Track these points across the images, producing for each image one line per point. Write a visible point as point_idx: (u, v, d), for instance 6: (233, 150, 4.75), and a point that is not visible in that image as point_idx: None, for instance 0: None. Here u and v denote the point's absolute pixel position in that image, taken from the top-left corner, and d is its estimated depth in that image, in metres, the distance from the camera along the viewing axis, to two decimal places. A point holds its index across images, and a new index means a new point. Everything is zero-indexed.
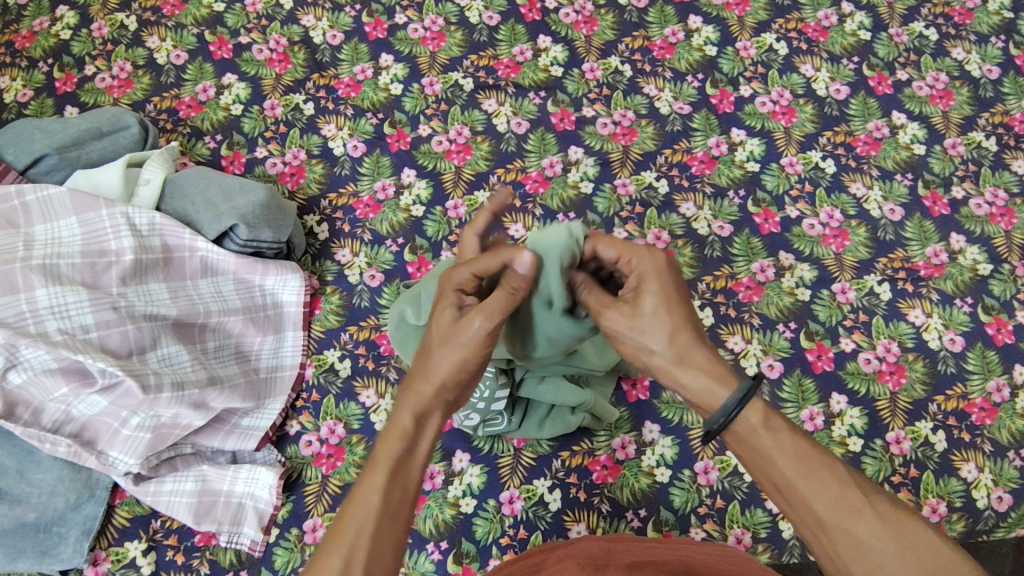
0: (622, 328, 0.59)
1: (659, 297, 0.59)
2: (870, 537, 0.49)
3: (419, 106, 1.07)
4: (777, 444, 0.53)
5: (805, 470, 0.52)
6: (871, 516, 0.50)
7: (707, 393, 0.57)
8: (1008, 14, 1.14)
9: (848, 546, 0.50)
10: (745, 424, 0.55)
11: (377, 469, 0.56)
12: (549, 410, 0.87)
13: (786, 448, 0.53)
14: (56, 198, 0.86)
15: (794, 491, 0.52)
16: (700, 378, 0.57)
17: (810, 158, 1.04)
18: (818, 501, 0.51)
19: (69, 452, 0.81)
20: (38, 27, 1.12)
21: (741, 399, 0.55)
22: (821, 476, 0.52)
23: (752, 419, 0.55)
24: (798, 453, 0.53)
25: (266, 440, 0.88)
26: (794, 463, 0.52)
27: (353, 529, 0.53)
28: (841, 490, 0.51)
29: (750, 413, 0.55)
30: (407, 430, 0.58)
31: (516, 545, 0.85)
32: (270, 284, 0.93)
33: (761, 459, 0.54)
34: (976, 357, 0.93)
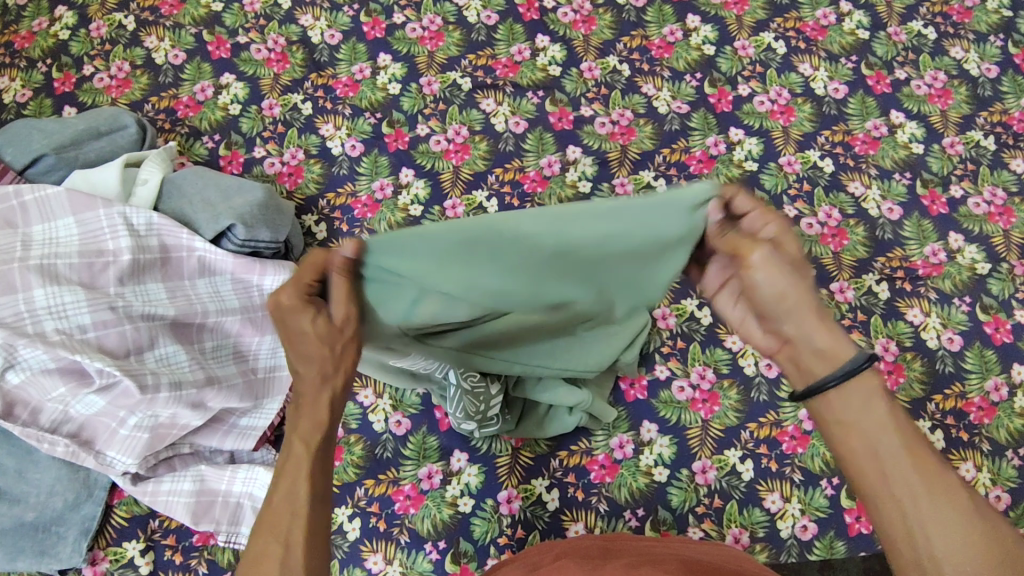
0: (775, 281, 0.54)
1: (795, 252, 0.55)
2: (962, 527, 0.48)
3: (417, 106, 1.07)
4: (879, 424, 0.52)
5: (907, 449, 0.51)
6: (965, 508, 0.48)
7: (836, 346, 0.54)
8: (1007, 12, 1.14)
9: (940, 531, 0.48)
10: (853, 394, 0.53)
11: (297, 458, 0.55)
12: (545, 412, 0.88)
13: (893, 423, 0.52)
14: (54, 198, 0.86)
15: (894, 469, 0.50)
16: (834, 332, 0.55)
17: (808, 157, 1.04)
18: (918, 482, 0.49)
19: (67, 452, 0.82)
20: (38, 27, 1.12)
21: (863, 368, 0.53)
22: (920, 462, 0.50)
23: (862, 391, 0.53)
24: (904, 433, 0.51)
25: (263, 440, 0.90)
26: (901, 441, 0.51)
27: (286, 519, 0.53)
28: (936, 479, 0.49)
29: (861, 384, 0.53)
30: (321, 418, 0.56)
31: (514, 544, 0.85)
32: (268, 284, 0.91)
33: (862, 429, 0.52)
34: (974, 356, 0.93)
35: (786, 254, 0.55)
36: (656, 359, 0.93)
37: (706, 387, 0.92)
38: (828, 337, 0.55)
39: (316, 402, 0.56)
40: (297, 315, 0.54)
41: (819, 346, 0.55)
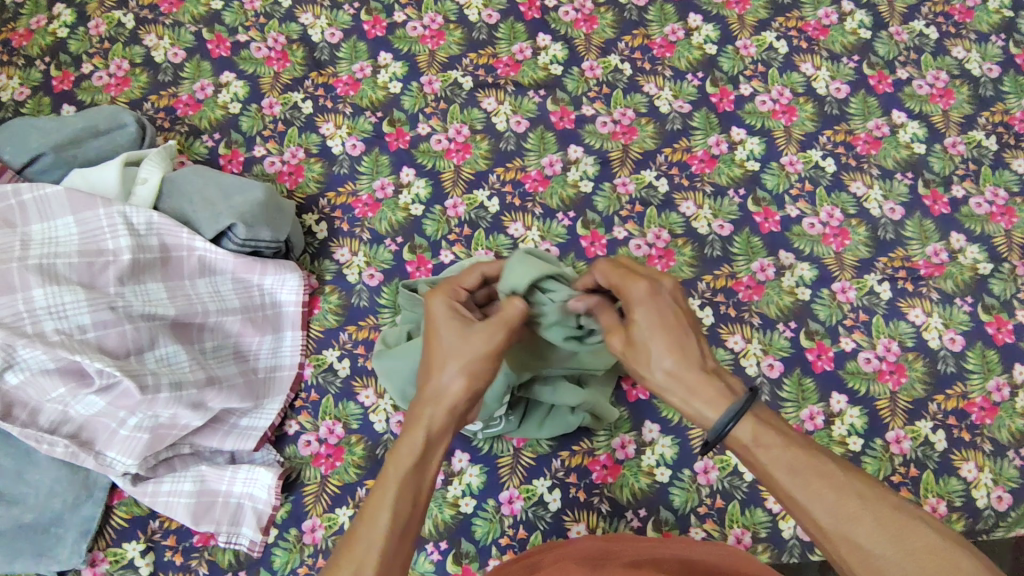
0: (622, 355, 0.64)
1: (649, 323, 0.61)
2: (870, 545, 0.48)
3: (418, 105, 1.06)
4: (773, 458, 0.53)
5: (799, 480, 0.52)
6: (872, 524, 0.49)
7: (698, 414, 0.58)
8: (1009, 13, 1.14)
9: (851, 556, 0.49)
10: (738, 440, 0.55)
11: (388, 479, 0.57)
12: (549, 410, 0.87)
13: (782, 459, 0.53)
14: (53, 197, 0.85)
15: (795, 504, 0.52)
16: (692, 401, 0.58)
17: (810, 157, 1.04)
18: (818, 512, 0.50)
19: (67, 452, 0.80)
20: (36, 25, 1.11)
21: (731, 419, 0.55)
22: (818, 485, 0.51)
23: (743, 437, 0.55)
24: (793, 461, 0.53)
25: (265, 440, 0.88)
26: (792, 475, 0.52)
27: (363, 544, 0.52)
28: (839, 497, 0.50)
29: (742, 428, 0.55)
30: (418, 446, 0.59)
31: (516, 545, 0.85)
32: (268, 283, 0.92)
33: (759, 471, 0.54)
34: (976, 356, 0.93)
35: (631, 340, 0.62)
36: None
37: None
38: (689, 404, 0.59)
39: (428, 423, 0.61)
40: (445, 319, 0.66)
41: (692, 411, 0.59)
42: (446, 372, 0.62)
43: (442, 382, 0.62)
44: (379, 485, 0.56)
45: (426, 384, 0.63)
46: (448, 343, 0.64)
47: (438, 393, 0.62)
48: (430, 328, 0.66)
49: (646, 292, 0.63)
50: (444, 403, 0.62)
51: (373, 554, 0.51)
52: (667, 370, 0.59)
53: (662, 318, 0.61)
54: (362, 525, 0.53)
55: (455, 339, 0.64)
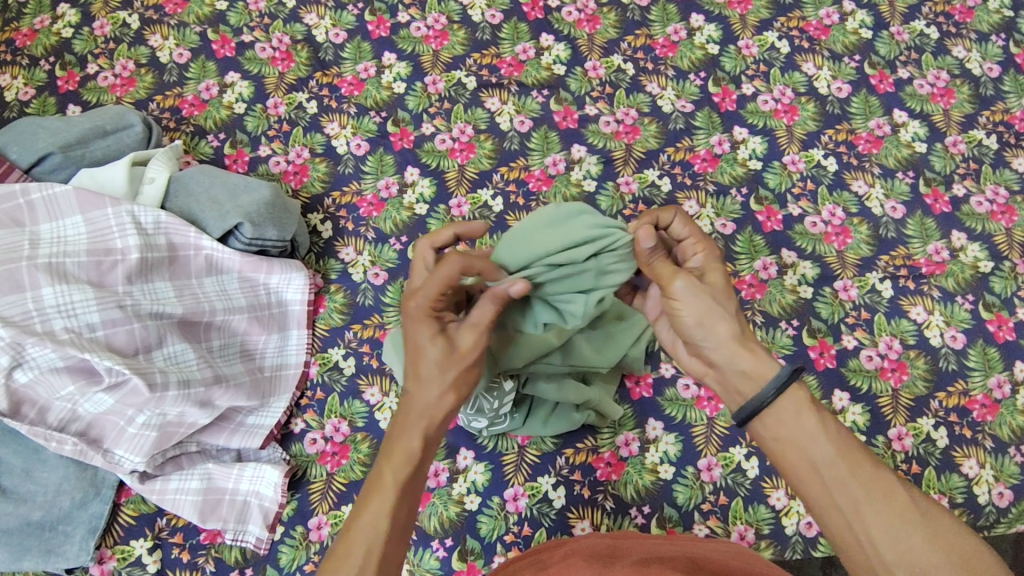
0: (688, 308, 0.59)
1: (725, 281, 0.61)
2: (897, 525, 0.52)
3: (422, 105, 1.07)
4: (817, 431, 0.55)
5: (838, 456, 0.54)
6: (900, 506, 0.52)
7: (760, 369, 0.57)
8: (1008, 12, 1.14)
9: (882, 535, 0.52)
10: (784, 409, 0.56)
11: (385, 484, 0.59)
12: (552, 410, 0.87)
13: (825, 433, 0.55)
14: (61, 196, 0.86)
15: (831, 479, 0.54)
16: (757, 356, 0.58)
17: (812, 156, 1.05)
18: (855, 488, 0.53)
19: (75, 450, 0.81)
20: (40, 25, 1.12)
21: (789, 380, 0.56)
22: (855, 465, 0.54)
23: (787, 408, 0.56)
24: (832, 439, 0.55)
25: (271, 438, 0.88)
26: (836, 452, 0.54)
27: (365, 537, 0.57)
28: (873, 477, 0.53)
29: (790, 398, 0.57)
30: (412, 449, 0.60)
31: (520, 542, 0.86)
32: (274, 282, 0.93)
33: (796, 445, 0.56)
34: (976, 353, 0.94)
35: (709, 289, 0.59)
36: (661, 357, 0.94)
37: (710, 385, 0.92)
38: (752, 361, 0.58)
39: (406, 437, 0.60)
40: (421, 329, 0.61)
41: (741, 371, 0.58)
42: (426, 386, 0.60)
43: (419, 395, 0.60)
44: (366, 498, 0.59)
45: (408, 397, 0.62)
46: (432, 363, 0.60)
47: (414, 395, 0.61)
48: (415, 338, 0.62)
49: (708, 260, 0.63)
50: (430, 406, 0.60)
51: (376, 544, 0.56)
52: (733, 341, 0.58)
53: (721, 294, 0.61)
54: (341, 550, 0.57)
55: (432, 355, 0.60)
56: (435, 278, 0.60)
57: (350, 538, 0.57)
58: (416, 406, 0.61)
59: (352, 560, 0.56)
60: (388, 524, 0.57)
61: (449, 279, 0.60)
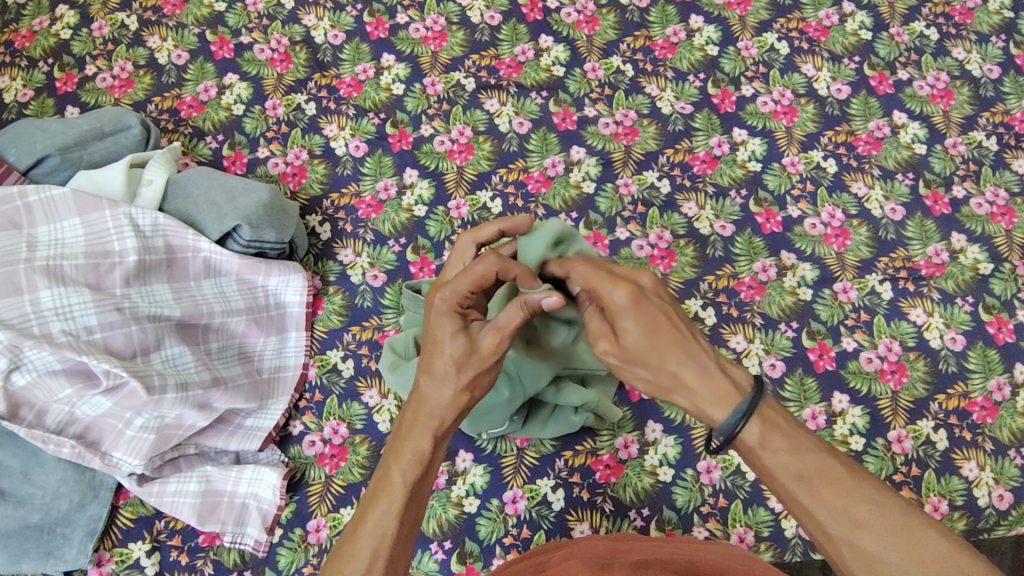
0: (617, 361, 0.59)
1: (641, 333, 0.55)
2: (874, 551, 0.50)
3: (421, 107, 1.07)
4: (779, 464, 0.53)
5: (807, 487, 0.52)
6: (876, 531, 0.50)
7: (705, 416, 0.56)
8: (1008, 13, 1.14)
9: (857, 560, 0.51)
10: (745, 445, 0.55)
11: (394, 484, 0.58)
12: (551, 412, 0.86)
13: (789, 467, 0.53)
14: (59, 198, 0.85)
15: (803, 510, 0.53)
16: (699, 402, 0.56)
17: (812, 158, 1.04)
18: (825, 517, 0.51)
19: (73, 453, 0.81)
20: (39, 26, 1.12)
21: (744, 416, 0.54)
22: (823, 493, 0.52)
23: (751, 441, 0.54)
24: (801, 469, 0.53)
25: (269, 440, 0.88)
26: (800, 484, 0.52)
27: (373, 536, 0.56)
28: (845, 504, 0.51)
29: (748, 434, 0.54)
30: (424, 449, 0.59)
31: (519, 544, 0.86)
32: (273, 284, 0.93)
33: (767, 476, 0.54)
34: (976, 356, 0.94)
35: (623, 349, 0.56)
36: None
37: None
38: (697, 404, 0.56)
39: (416, 437, 0.60)
40: (444, 324, 0.60)
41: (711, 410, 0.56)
42: (443, 389, 0.60)
43: (434, 395, 0.60)
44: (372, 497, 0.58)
45: (421, 397, 0.61)
46: (450, 363, 0.59)
47: (427, 395, 0.60)
48: (434, 334, 0.60)
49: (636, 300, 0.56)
50: (444, 407, 0.60)
51: (384, 545, 0.56)
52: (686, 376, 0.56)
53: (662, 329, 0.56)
54: (346, 552, 0.56)
55: (454, 351, 0.59)
56: (474, 271, 0.61)
57: (359, 536, 0.56)
58: (432, 405, 0.60)
59: (357, 561, 0.55)
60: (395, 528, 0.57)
61: (484, 277, 0.61)
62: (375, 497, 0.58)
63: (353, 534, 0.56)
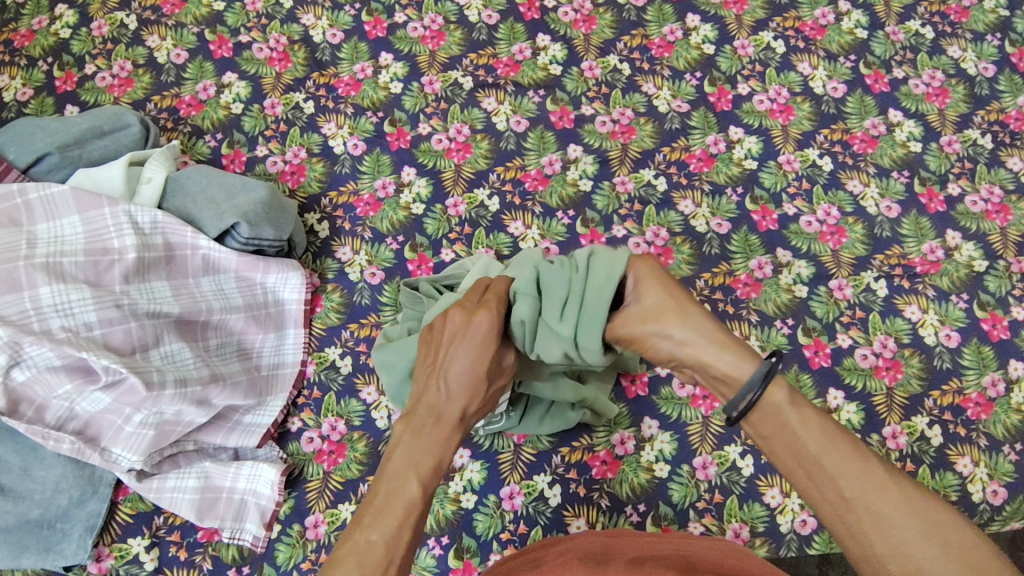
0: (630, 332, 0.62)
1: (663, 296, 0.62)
2: (893, 513, 0.50)
3: (418, 105, 1.07)
4: (804, 421, 0.55)
5: (829, 446, 0.54)
6: (895, 495, 0.51)
7: (733, 370, 0.59)
8: (1004, 12, 1.14)
9: (873, 525, 0.51)
10: (771, 401, 0.57)
11: (406, 490, 0.61)
12: (548, 407, 0.87)
13: (812, 424, 0.55)
14: (59, 196, 0.86)
15: (822, 469, 0.53)
16: (724, 356, 0.60)
17: (807, 155, 1.05)
18: (844, 478, 0.52)
19: (73, 449, 0.81)
20: (38, 25, 1.12)
21: (768, 376, 0.57)
22: (844, 453, 0.53)
23: (778, 398, 0.56)
24: (823, 430, 0.55)
25: (268, 437, 0.89)
26: (821, 441, 0.54)
27: (390, 536, 0.58)
28: (865, 467, 0.52)
29: (775, 391, 0.56)
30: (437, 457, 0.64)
31: (516, 540, 0.86)
32: (271, 281, 0.93)
33: (788, 438, 0.55)
34: (971, 352, 0.94)
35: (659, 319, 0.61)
36: None
37: None
38: (720, 357, 0.60)
39: (429, 448, 0.63)
40: (481, 346, 0.65)
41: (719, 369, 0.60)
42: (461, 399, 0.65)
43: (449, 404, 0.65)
44: (377, 509, 0.59)
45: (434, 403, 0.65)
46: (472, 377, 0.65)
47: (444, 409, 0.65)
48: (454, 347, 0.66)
49: (654, 268, 0.63)
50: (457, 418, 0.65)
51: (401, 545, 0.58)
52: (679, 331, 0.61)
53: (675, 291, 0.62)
54: (351, 553, 0.56)
55: (482, 368, 0.66)
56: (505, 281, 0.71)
57: (375, 540, 0.57)
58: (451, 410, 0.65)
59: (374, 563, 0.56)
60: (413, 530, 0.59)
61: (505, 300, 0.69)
62: (380, 507, 0.60)
63: (371, 534, 0.58)
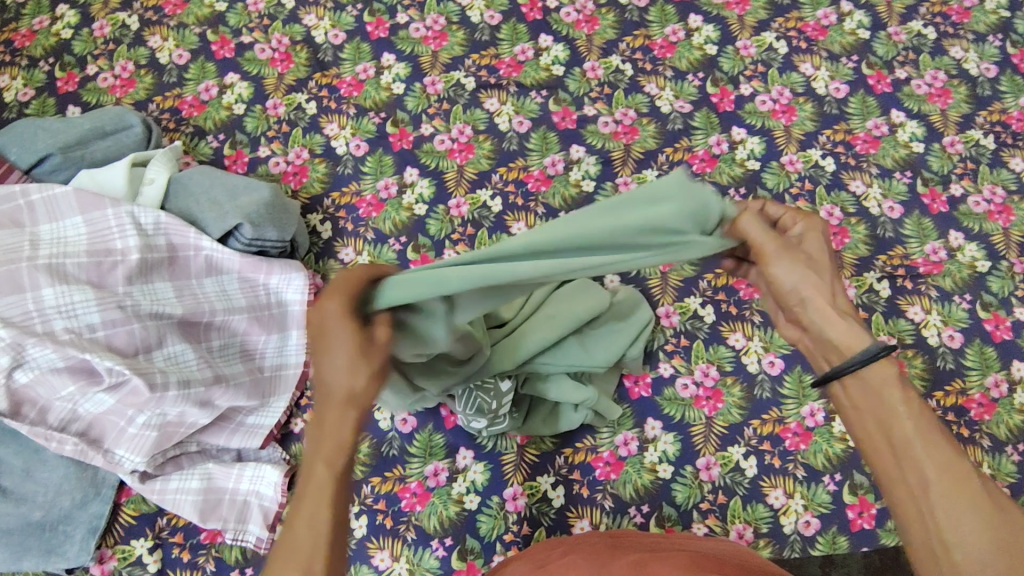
0: (760, 239, 0.55)
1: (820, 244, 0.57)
2: (969, 502, 0.47)
3: (421, 106, 1.07)
4: (907, 405, 0.52)
5: (924, 434, 0.50)
6: (979, 496, 0.48)
7: (848, 338, 0.54)
8: (1005, 12, 1.15)
9: (944, 515, 0.47)
10: (873, 381, 0.53)
11: (316, 480, 0.50)
12: (549, 410, 0.88)
13: (916, 411, 0.51)
14: (61, 197, 0.86)
15: (908, 450, 0.50)
16: (828, 314, 0.55)
17: (810, 156, 1.05)
18: (929, 465, 0.49)
19: (76, 450, 0.82)
20: (39, 26, 1.12)
21: (880, 357, 0.53)
22: (941, 446, 0.50)
23: (882, 381, 0.53)
24: (924, 416, 0.51)
25: (272, 438, 0.90)
26: (920, 429, 0.50)
27: (306, 541, 0.48)
28: (957, 463, 0.49)
29: (883, 371, 0.53)
30: (346, 439, 0.50)
31: (520, 541, 0.86)
32: (275, 282, 0.92)
33: (880, 409, 0.52)
34: (974, 353, 0.94)
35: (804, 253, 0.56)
36: (659, 357, 0.94)
37: (709, 385, 0.93)
38: (832, 324, 0.55)
39: (331, 427, 0.50)
40: (337, 321, 0.51)
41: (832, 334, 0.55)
42: (348, 380, 0.50)
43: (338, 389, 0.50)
44: (296, 499, 0.50)
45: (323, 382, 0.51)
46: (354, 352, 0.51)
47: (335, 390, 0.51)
48: (325, 333, 0.51)
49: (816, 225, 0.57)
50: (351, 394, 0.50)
51: (321, 545, 0.48)
52: (791, 266, 0.55)
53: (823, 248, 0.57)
54: (281, 559, 0.48)
55: (353, 344, 0.51)
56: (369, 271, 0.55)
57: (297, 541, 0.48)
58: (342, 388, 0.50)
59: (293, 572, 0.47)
60: (329, 531, 0.49)
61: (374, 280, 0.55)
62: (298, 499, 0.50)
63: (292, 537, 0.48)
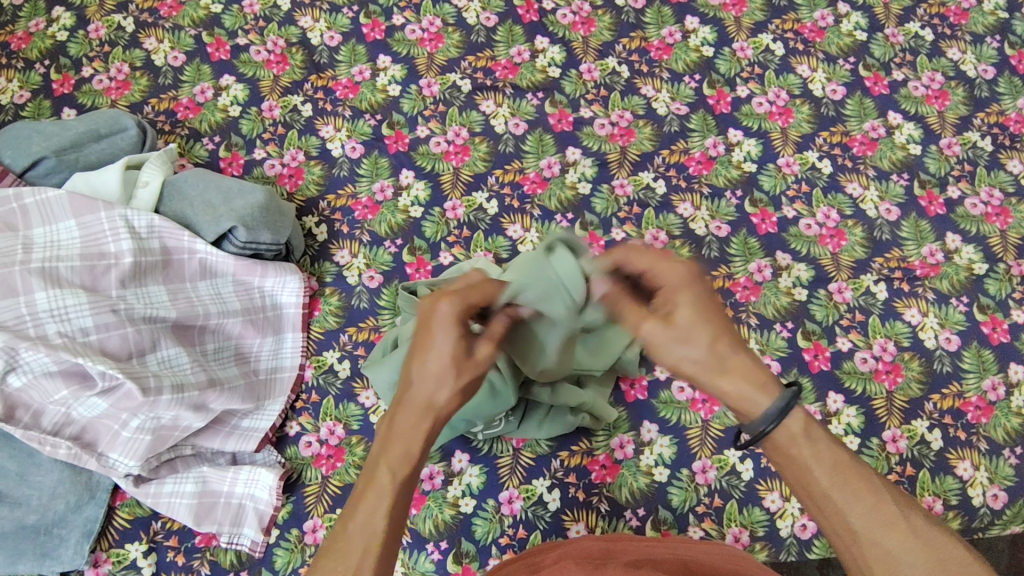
0: (636, 322, 0.58)
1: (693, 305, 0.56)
2: (899, 549, 0.50)
3: (417, 108, 1.07)
4: (816, 454, 0.54)
5: (840, 481, 0.53)
6: (902, 530, 0.51)
7: (748, 400, 0.55)
8: (1003, 14, 1.14)
9: (879, 560, 0.51)
10: (785, 433, 0.54)
11: (380, 485, 0.56)
12: (547, 412, 0.86)
13: (824, 457, 0.53)
14: (55, 201, 0.85)
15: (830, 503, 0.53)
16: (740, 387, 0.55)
17: (807, 158, 1.05)
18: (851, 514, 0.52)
19: (70, 454, 0.81)
20: (35, 28, 1.12)
21: (788, 407, 0.54)
22: (855, 487, 0.52)
23: (793, 429, 0.54)
24: (836, 464, 0.53)
25: (266, 441, 0.88)
26: (833, 475, 0.53)
27: (358, 539, 0.54)
28: (874, 501, 0.52)
29: (791, 422, 0.54)
30: (413, 452, 0.56)
31: (515, 544, 0.86)
32: (269, 285, 0.93)
33: (796, 469, 0.54)
34: (971, 355, 0.94)
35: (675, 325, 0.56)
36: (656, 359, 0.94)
37: None
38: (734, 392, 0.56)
39: (406, 440, 0.56)
40: (446, 326, 0.57)
41: (735, 398, 0.56)
42: (437, 393, 0.57)
43: (431, 401, 0.57)
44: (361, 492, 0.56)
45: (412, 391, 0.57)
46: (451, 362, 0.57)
47: (427, 405, 0.57)
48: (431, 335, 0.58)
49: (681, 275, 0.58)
50: (434, 412, 0.57)
51: (373, 543, 0.54)
52: (678, 346, 0.56)
53: (710, 305, 0.57)
54: (338, 547, 0.54)
55: (449, 353, 0.57)
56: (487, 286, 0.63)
57: (355, 532, 0.55)
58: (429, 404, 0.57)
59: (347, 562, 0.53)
60: (380, 538, 0.54)
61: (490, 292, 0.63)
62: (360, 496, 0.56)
63: (350, 528, 0.55)
